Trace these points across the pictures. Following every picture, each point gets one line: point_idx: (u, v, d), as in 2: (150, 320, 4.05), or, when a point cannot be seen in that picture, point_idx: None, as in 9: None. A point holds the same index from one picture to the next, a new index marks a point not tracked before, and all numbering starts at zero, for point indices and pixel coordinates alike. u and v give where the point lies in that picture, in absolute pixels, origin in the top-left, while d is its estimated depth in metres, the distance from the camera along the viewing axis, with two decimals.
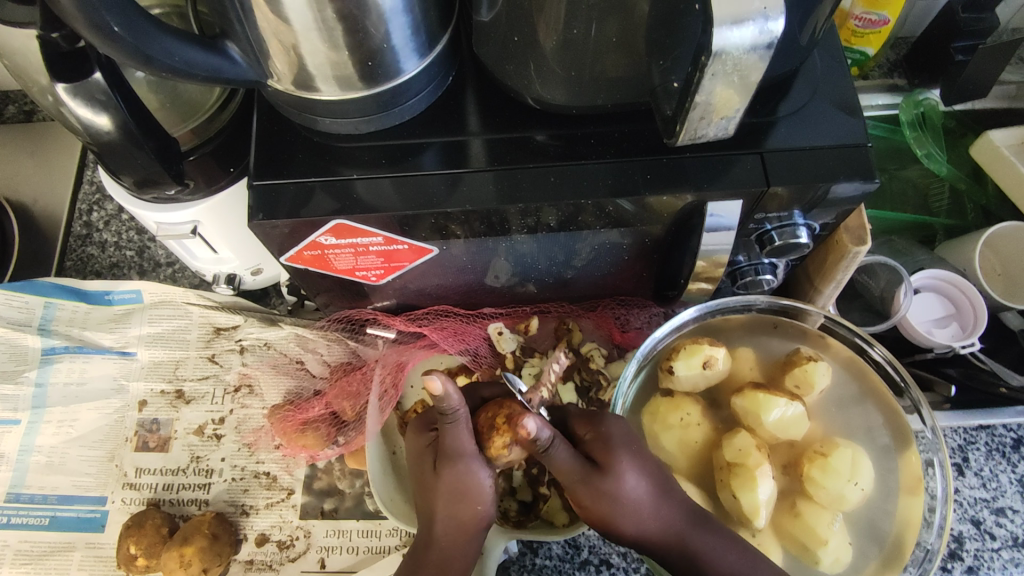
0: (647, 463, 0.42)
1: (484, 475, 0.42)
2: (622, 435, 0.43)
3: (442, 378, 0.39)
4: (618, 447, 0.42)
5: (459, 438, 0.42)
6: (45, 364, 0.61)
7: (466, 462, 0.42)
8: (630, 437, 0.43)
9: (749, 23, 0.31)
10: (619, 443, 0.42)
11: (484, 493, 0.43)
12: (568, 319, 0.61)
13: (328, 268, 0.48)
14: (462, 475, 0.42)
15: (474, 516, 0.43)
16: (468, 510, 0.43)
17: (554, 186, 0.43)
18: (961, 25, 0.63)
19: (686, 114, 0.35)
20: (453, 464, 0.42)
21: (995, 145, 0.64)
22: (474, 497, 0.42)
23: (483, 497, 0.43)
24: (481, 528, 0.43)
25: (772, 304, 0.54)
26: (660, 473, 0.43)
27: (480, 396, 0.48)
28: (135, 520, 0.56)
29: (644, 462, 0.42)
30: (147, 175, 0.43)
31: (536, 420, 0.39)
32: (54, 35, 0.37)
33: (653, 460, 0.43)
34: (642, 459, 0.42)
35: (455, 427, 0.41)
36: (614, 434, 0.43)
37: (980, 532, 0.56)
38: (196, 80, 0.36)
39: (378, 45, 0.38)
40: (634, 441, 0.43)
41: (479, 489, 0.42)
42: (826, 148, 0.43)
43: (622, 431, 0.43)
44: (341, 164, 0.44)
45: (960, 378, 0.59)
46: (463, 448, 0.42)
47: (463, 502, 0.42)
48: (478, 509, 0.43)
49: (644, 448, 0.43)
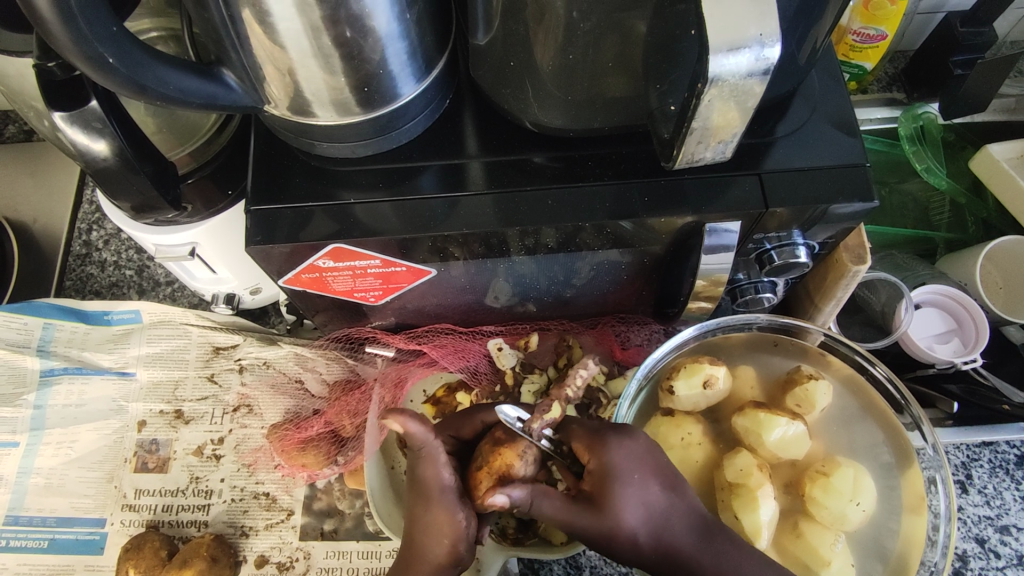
0: (651, 492, 0.40)
1: (455, 509, 0.41)
2: (626, 465, 0.40)
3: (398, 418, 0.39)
4: (618, 477, 0.40)
5: (433, 467, 0.41)
6: (43, 386, 0.61)
7: (439, 497, 0.41)
8: (635, 465, 0.40)
9: (745, 50, 0.31)
10: (621, 474, 0.40)
11: (458, 529, 0.41)
12: (568, 335, 0.60)
13: (327, 289, 0.48)
14: (437, 509, 0.41)
15: (449, 553, 0.41)
16: (437, 545, 0.41)
17: (552, 209, 0.43)
18: (961, 39, 0.63)
19: (684, 138, 0.35)
20: (429, 498, 0.41)
21: (994, 159, 0.64)
22: (446, 532, 0.41)
23: (455, 535, 0.41)
24: (454, 564, 0.42)
25: (772, 322, 0.54)
26: (666, 498, 0.40)
27: (481, 420, 0.48)
28: (134, 543, 0.56)
29: (646, 490, 0.40)
30: (145, 201, 0.42)
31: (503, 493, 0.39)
32: (49, 63, 0.38)
33: (658, 485, 0.41)
34: (645, 487, 0.40)
35: (427, 459, 0.41)
36: (618, 462, 0.40)
37: (985, 550, 0.56)
38: (191, 107, 0.36)
39: (374, 70, 0.38)
40: (639, 467, 0.40)
41: (453, 526, 0.41)
42: (825, 168, 0.43)
43: (628, 456, 0.40)
44: (340, 188, 0.44)
45: (963, 394, 0.57)
46: (439, 480, 0.41)
47: (437, 535, 0.41)
48: (453, 546, 0.41)
49: (653, 472, 0.41)
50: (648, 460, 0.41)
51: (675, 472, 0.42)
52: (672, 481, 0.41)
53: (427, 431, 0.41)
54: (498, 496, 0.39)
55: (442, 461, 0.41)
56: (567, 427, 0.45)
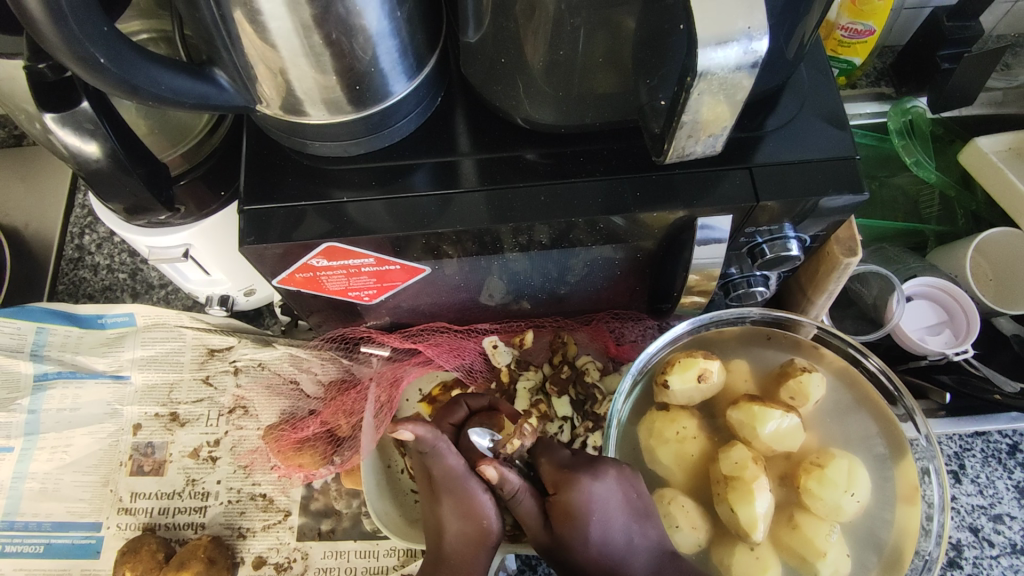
0: (612, 530, 0.42)
1: (485, 500, 0.45)
2: (592, 504, 0.42)
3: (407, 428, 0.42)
4: (579, 518, 0.42)
5: (445, 457, 0.44)
6: (37, 390, 0.61)
7: (462, 484, 0.44)
8: (598, 505, 0.42)
9: (733, 43, 0.31)
10: (582, 515, 0.42)
11: (485, 506, 0.45)
12: (563, 331, 0.61)
13: (320, 289, 0.48)
14: (463, 494, 0.44)
15: (481, 533, 0.45)
16: (475, 521, 0.45)
17: (545, 206, 0.43)
18: (947, 33, 0.63)
19: (674, 132, 0.36)
20: (452, 484, 0.44)
21: (983, 152, 0.65)
22: (478, 513, 0.44)
23: (487, 509, 0.45)
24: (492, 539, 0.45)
25: (765, 315, 0.54)
26: (626, 536, 0.43)
27: (465, 406, 0.51)
28: (131, 545, 0.56)
29: (607, 528, 0.42)
30: (138, 202, 0.43)
31: (498, 466, 0.41)
32: (40, 65, 0.37)
33: (621, 523, 0.43)
34: (606, 526, 0.42)
35: (437, 455, 0.44)
36: (580, 507, 0.42)
37: (979, 539, 0.56)
38: (183, 107, 0.36)
39: (365, 68, 0.38)
40: (601, 509, 0.42)
41: (482, 504, 0.44)
42: (815, 162, 0.44)
43: (590, 500, 0.42)
44: (332, 187, 0.44)
45: (953, 385, 0.58)
46: (455, 469, 0.44)
47: (467, 516, 0.44)
48: (483, 525, 0.45)
49: (614, 511, 0.43)
50: (613, 499, 0.43)
51: (642, 506, 0.44)
52: (635, 515, 0.44)
53: (431, 433, 0.43)
54: (491, 468, 0.41)
55: (451, 456, 0.44)
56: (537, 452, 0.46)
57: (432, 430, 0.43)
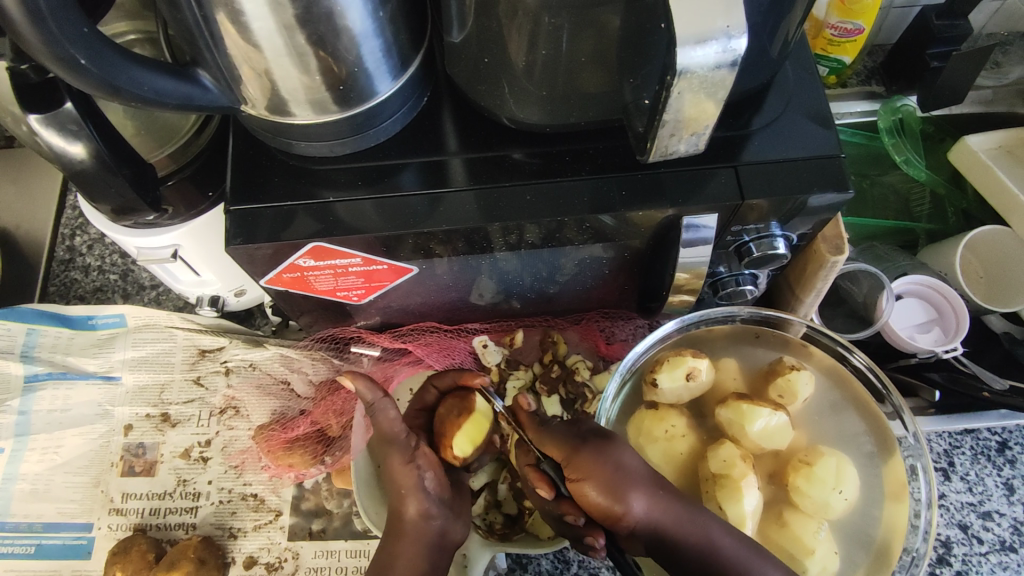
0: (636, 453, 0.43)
1: (412, 469, 0.46)
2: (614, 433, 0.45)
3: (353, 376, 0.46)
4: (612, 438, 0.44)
5: (387, 418, 0.46)
6: (27, 392, 0.61)
7: (396, 446, 0.47)
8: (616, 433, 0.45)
9: (712, 42, 0.31)
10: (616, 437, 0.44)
11: (415, 479, 0.46)
12: (552, 331, 0.61)
13: (309, 289, 0.48)
14: (398, 460, 0.47)
15: (416, 508, 0.46)
16: (410, 495, 0.46)
17: (530, 204, 0.43)
18: (936, 32, 0.63)
19: (657, 130, 0.36)
20: (387, 448, 0.47)
21: (973, 150, 0.65)
22: (410, 485, 0.46)
23: (415, 484, 0.46)
24: (426, 522, 0.46)
25: (754, 313, 0.54)
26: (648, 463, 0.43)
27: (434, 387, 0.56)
28: (121, 546, 0.56)
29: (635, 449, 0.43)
30: (125, 203, 0.43)
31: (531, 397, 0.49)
32: (23, 66, 0.38)
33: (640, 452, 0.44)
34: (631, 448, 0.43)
35: (381, 414, 0.46)
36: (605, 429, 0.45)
37: (968, 536, 0.56)
38: (166, 108, 0.36)
39: (350, 68, 0.38)
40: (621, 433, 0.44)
41: (410, 476, 0.46)
42: (799, 160, 0.44)
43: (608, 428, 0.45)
44: (319, 187, 0.44)
45: (945, 383, 0.58)
46: (392, 429, 0.47)
47: (401, 488, 0.46)
48: (417, 498, 0.46)
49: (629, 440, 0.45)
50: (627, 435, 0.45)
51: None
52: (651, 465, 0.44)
53: (374, 389, 0.46)
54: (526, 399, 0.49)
55: (392, 416, 0.46)
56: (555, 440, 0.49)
57: (376, 388, 0.46)
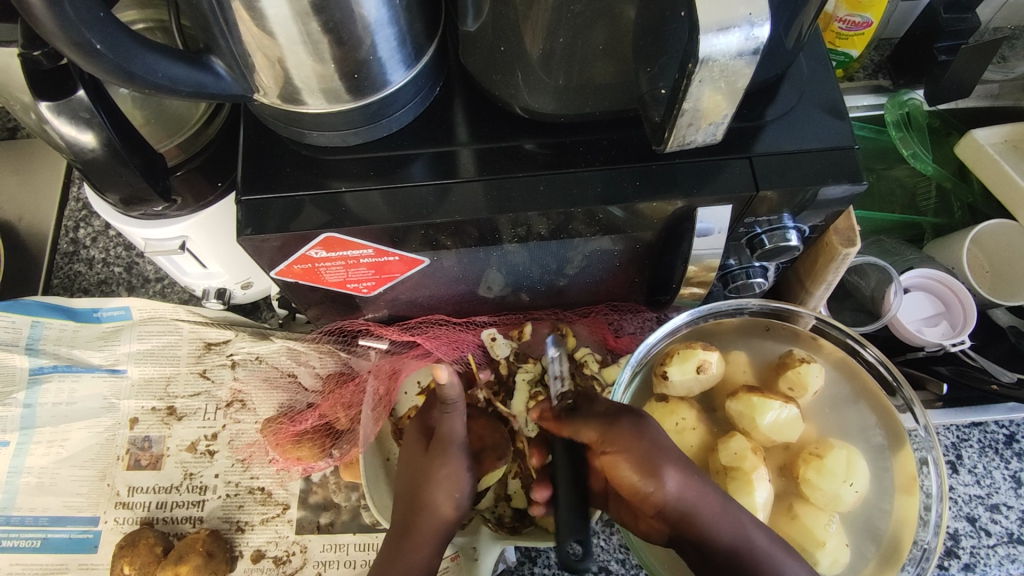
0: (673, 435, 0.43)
1: (462, 466, 0.46)
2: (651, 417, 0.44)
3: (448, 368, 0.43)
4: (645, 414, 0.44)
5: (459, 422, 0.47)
6: (32, 384, 0.61)
7: (454, 446, 0.47)
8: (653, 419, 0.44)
9: (734, 30, 0.31)
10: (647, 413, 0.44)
11: (462, 482, 0.46)
12: (561, 323, 0.60)
13: (319, 281, 0.48)
14: (451, 459, 0.46)
15: (453, 506, 0.45)
16: (454, 496, 0.46)
17: (544, 194, 0.43)
18: (943, 25, 0.63)
19: (675, 120, 0.35)
20: (446, 447, 0.47)
21: (979, 144, 0.65)
22: (454, 485, 0.46)
23: (461, 489, 0.46)
24: (453, 525, 0.46)
25: (764, 306, 0.54)
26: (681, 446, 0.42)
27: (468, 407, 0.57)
28: (128, 540, 0.56)
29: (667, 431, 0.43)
30: (134, 192, 0.42)
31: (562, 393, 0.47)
32: (35, 53, 0.37)
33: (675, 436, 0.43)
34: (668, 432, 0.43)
35: (453, 415, 0.47)
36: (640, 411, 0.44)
37: (976, 528, 0.57)
38: (180, 95, 0.36)
39: (364, 57, 0.38)
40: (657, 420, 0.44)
41: (461, 479, 0.46)
42: (814, 151, 0.44)
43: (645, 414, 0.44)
44: (329, 177, 0.43)
45: (951, 375, 0.58)
46: (455, 432, 0.47)
47: (447, 489, 0.46)
48: (456, 497, 0.46)
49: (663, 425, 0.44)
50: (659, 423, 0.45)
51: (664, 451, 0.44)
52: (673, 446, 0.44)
53: (462, 392, 0.46)
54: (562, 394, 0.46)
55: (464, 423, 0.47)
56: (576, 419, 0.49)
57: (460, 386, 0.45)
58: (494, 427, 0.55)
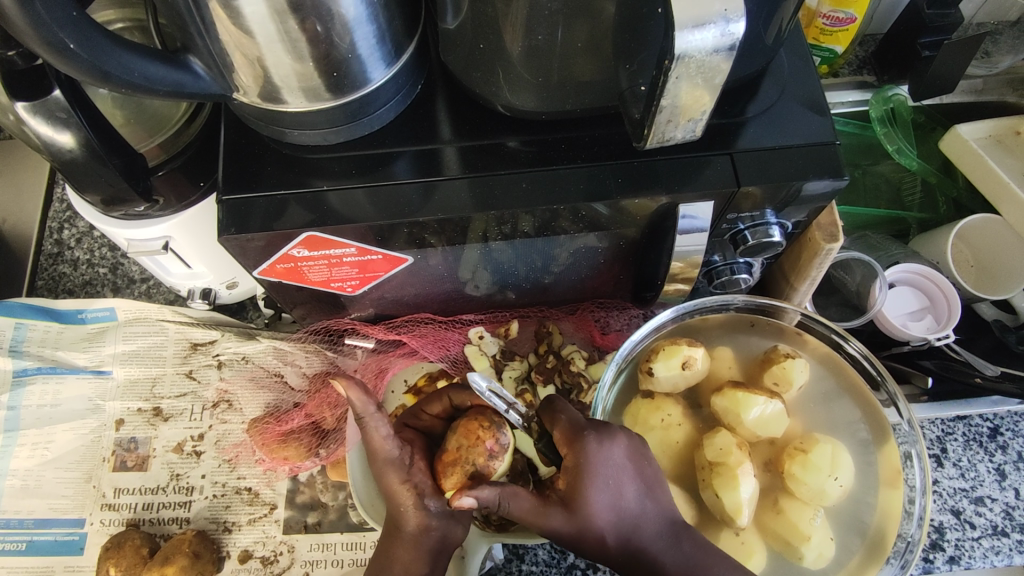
0: (623, 495, 0.40)
1: (404, 474, 0.43)
2: (602, 467, 0.40)
3: (346, 383, 0.41)
4: (591, 478, 0.40)
5: (380, 436, 0.42)
6: (16, 387, 0.60)
7: (384, 460, 0.43)
8: (609, 468, 0.40)
9: (710, 26, 0.31)
10: (593, 474, 0.40)
11: (414, 493, 0.43)
12: (547, 322, 0.61)
13: (302, 280, 0.48)
14: (387, 470, 0.43)
15: (415, 519, 0.43)
16: (411, 508, 0.43)
17: (526, 192, 0.43)
18: (927, 21, 0.63)
19: (654, 117, 0.35)
20: (379, 459, 0.43)
21: (964, 139, 0.65)
22: (409, 497, 0.43)
23: (417, 499, 0.43)
24: (430, 531, 0.43)
25: (749, 302, 0.54)
26: (638, 502, 0.41)
27: (449, 399, 0.51)
28: (114, 541, 0.56)
29: (618, 493, 0.40)
30: (115, 193, 0.42)
31: (471, 496, 0.39)
32: (9, 52, 0.37)
33: (633, 489, 0.41)
34: (618, 493, 0.40)
35: (370, 426, 0.42)
36: (590, 467, 0.40)
37: (961, 521, 0.57)
38: (157, 95, 0.36)
39: (344, 55, 0.37)
40: (611, 474, 0.40)
41: (410, 491, 0.43)
42: (794, 147, 0.44)
43: (601, 462, 0.40)
44: (311, 176, 0.43)
45: (936, 369, 0.58)
46: (383, 445, 0.43)
47: (401, 503, 0.43)
48: (417, 510, 0.43)
49: (625, 475, 0.41)
50: (625, 462, 0.41)
51: (653, 473, 0.42)
52: (647, 485, 0.42)
53: (368, 402, 0.42)
54: (466, 498, 0.39)
55: (385, 435, 0.42)
56: (552, 414, 0.44)
57: (367, 396, 0.42)
58: (478, 436, 0.47)
